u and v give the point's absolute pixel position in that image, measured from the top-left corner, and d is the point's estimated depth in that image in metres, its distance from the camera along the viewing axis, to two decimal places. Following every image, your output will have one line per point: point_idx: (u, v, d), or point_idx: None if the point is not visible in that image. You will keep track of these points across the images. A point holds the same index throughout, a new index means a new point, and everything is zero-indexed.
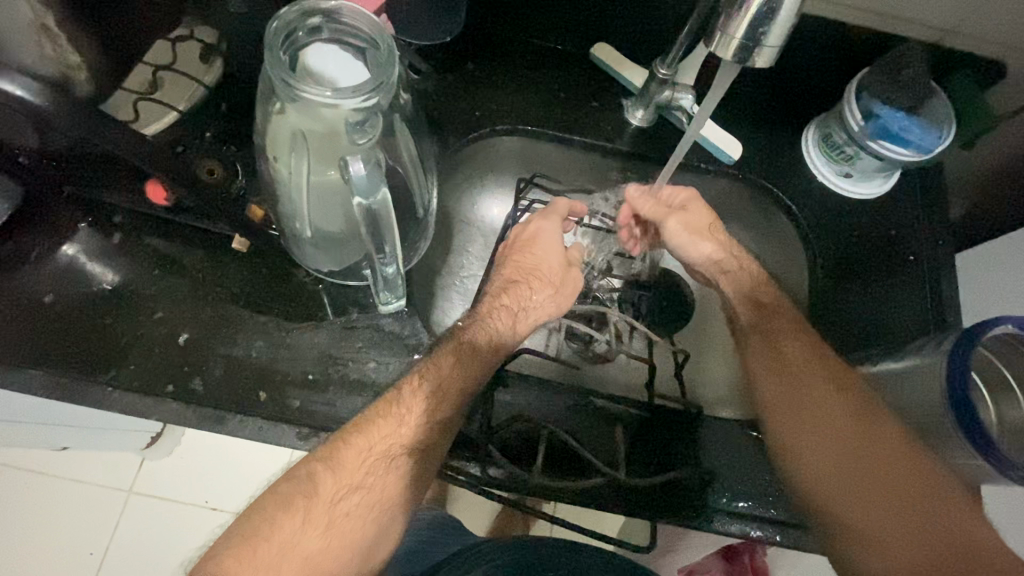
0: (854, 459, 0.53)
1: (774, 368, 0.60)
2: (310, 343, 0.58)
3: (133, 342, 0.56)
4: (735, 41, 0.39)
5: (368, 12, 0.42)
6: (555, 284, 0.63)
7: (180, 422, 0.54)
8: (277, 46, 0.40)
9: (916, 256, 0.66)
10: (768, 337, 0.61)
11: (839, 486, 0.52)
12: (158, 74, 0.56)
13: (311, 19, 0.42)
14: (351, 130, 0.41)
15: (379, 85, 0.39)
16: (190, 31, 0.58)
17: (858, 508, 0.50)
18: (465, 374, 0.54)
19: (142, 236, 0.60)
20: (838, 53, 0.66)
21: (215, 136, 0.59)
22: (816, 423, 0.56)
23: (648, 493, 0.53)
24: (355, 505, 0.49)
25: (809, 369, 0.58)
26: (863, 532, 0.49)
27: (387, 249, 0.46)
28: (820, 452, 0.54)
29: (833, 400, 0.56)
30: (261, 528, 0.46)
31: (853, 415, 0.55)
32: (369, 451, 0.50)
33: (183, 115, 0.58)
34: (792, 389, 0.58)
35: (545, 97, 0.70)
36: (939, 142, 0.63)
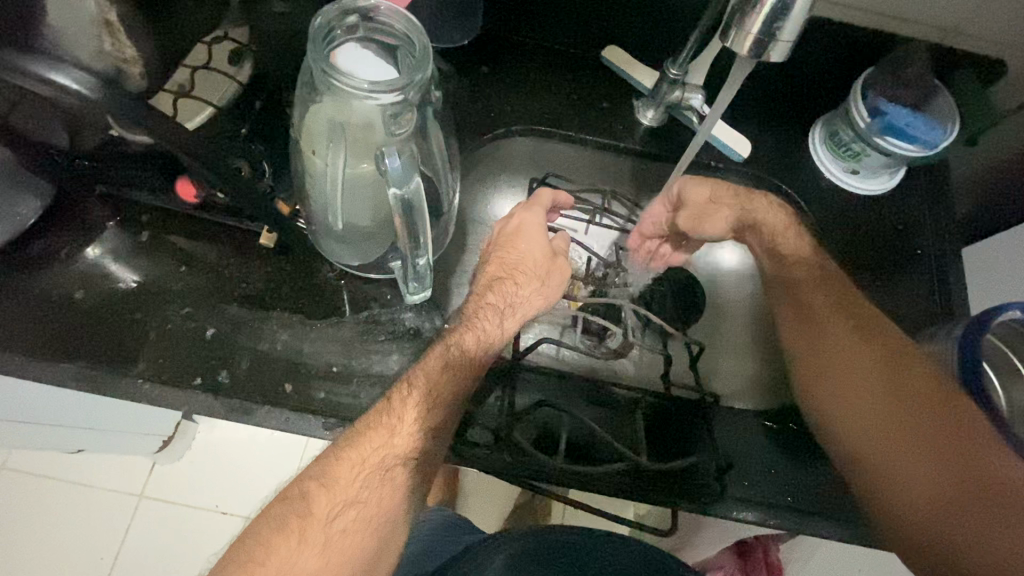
0: (880, 399, 0.56)
1: (800, 321, 0.64)
2: (334, 337, 0.59)
3: (162, 336, 0.57)
4: (750, 36, 0.41)
5: (402, 11, 0.44)
6: (540, 275, 0.63)
7: (207, 414, 0.56)
8: (320, 42, 0.42)
9: (924, 248, 0.68)
10: (794, 295, 0.65)
11: (865, 424, 0.56)
12: (196, 75, 0.59)
13: (349, 17, 0.44)
14: (388, 122, 0.43)
15: (413, 80, 0.41)
16: (225, 32, 0.61)
17: (882, 444, 0.54)
18: (456, 378, 0.54)
19: (168, 235, 0.62)
20: (847, 51, 0.68)
21: (248, 133, 0.60)
22: (842, 367, 0.60)
23: (668, 478, 0.54)
24: (352, 521, 0.50)
25: (833, 319, 0.62)
26: (887, 464, 0.53)
27: (421, 241, 0.47)
28: (846, 395, 0.58)
29: (859, 346, 0.60)
30: (256, 554, 0.47)
31: (877, 359, 0.58)
32: (362, 462, 0.50)
33: (220, 110, 0.59)
34: (818, 338, 0.62)
35: (560, 98, 0.72)
36: (946, 136, 0.64)
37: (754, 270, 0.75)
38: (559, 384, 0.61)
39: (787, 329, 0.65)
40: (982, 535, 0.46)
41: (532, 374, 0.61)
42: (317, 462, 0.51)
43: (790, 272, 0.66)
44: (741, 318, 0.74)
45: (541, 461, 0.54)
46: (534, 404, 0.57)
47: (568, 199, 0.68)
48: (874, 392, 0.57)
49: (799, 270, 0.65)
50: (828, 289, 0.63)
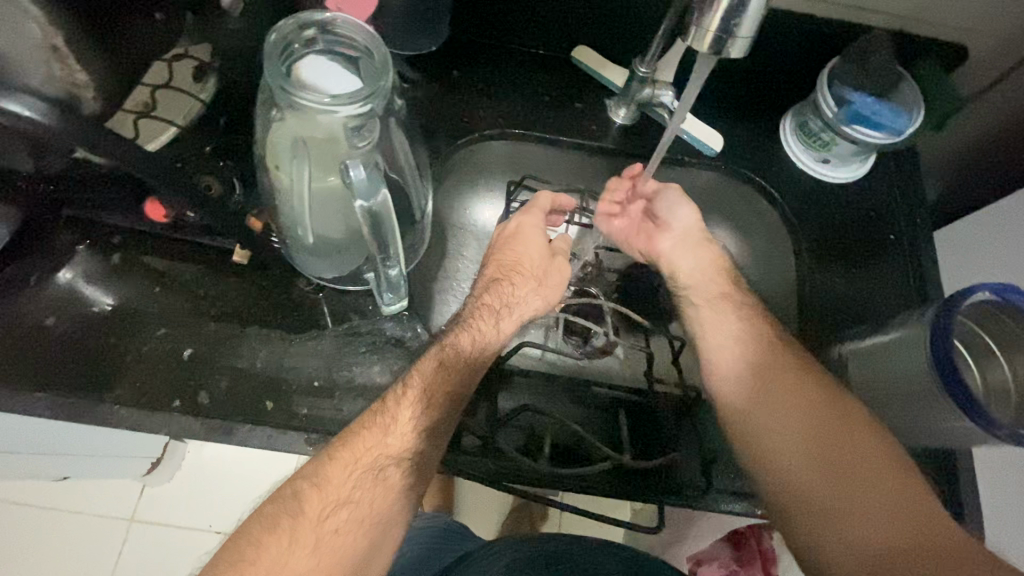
0: (816, 440, 0.54)
1: (748, 344, 0.60)
2: (314, 351, 0.59)
3: (138, 359, 0.56)
4: (709, 34, 0.42)
5: (361, 23, 0.44)
6: (538, 276, 0.63)
7: (189, 435, 0.55)
8: (277, 58, 0.42)
9: (896, 236, 0.68)
10: (750, 319, 0.62)
11: (804, 466, 0.53)
12: (156, 94, 0.58)
13: (307, 31, 0.44)
14: (350, 134, 0.43)
15: (375, 92, 0.41)
16: (186, 50, 0.59)
17: (822, 486, 0.51)
18: (449, 380, 0.54)
19: (141, 256, 0.61)
20: (812, 43, 0.68)
21: (214, 150, 0.60)
22: (780, 404, 0.56)
23: (654, 474, 0.55)
24: (344, 521, 0.49)
25: (783, 348, 0.59)
26: (825, 507, 0.50)
27: (391, 252, 0.47)
28: (784, 432, 0.55)
29: (809, 381, 0.56)
30: (247, 553, 0.46)
31: (818, 395, 0.55)
32: (355, 462, 0.50)
33: (183, 129, 0.58)
34: (762, 370, 0.58)
35: (531, 101, 0.72)
36: (910, 123, 0.65)
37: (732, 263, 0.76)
38: (544, 387, 0.61)
39: (731, 352, 0.60)
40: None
41: (519, 377, 0.61)
42: (311, 463, 0.51)
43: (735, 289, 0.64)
44: None
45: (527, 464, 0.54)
46: (517, 407, 0.57)
47: (569, 201, 0.67)
48: (810, 433, 0.54)
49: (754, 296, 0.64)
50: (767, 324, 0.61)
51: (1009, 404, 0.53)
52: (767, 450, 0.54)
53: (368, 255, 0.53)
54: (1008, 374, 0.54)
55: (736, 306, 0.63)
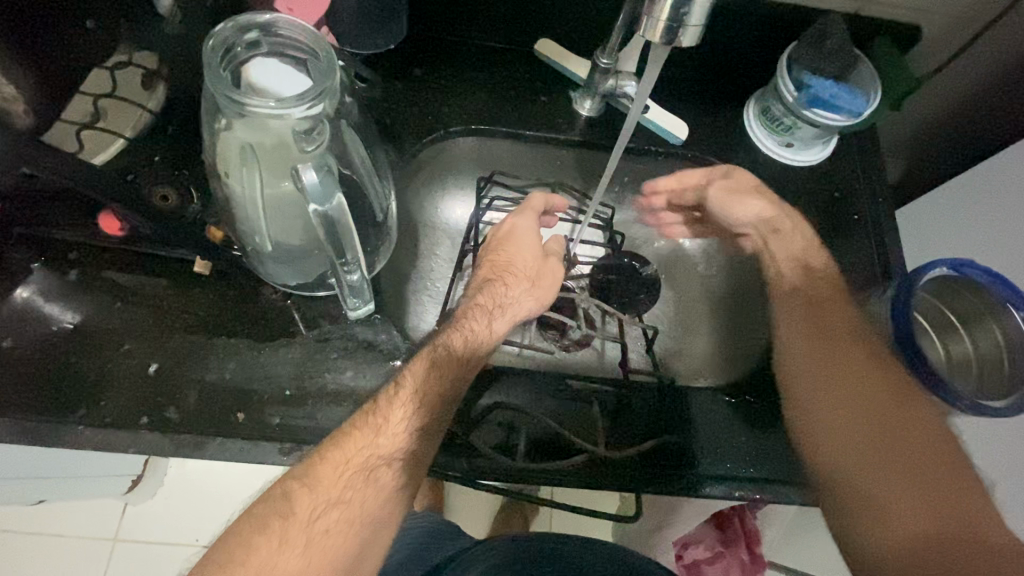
0: (877, 432, 0.56)
1: (815, 340, 0.62)
2: (285, 359, 0.58)
3: (102, 377, 0.55)
4: (660, 23, 0.41)
5: (304, 23, 0.43)
6: (530, 276, 0.63)
7: (159, 453, 0.54)
8: (217, 63, 0.41)
9: (860, 216, 0.70)
10: (815, 308, 0.64)
11: (853, 451, 0.56)
12: (99, 103, 0.56)
13: (248, 35, 0.42)
14: (299, 138, 0.42)
15: (323, 92, 0.40)
16: (130, 57, 0.57)
17: (878, 477, 0.54)
18: (442, 379, 0.53)
19: (100, 270, 0.59)
20: (770, 28, 0.69)
21: (164, 159, 0.59)
22: (851, 395, 0.58)
23: (632, 465, 0.55)
24: (334, 522, 0.47)
25: (849, 344, 0.60)
26: (867, 494, 0.53)
27: (348, 256, 0.46)
28: (848, 422, 0.57)
29: (875, 376, 0.58)
30: (235, 555, 0.44)
31: (890, 388, 0.56)
32: (345, 462, 0.48)
33: (131, 141, 0.58)
34: (831, 365, 0.60)
35: (495, 97, 0.71)
36: (869, 104, 0.66)
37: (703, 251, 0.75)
38: (523, 383, 0.60)
39: (798, 349, 0.63)
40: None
41: (499, 378, 0.60)
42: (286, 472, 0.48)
43: (811, 266, 0.66)
44: (694, 297, 0.74)
45: (505, 462, 0.54)
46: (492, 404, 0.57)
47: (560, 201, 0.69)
48: (871, 427, 0.56)
49: (828, 286, 0.65)
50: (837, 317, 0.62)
51: (971, 375, 0.54)
52: (823, 433, 0.57)
53: (330, 260, 0.52)
54: (969, 347, 0.55)
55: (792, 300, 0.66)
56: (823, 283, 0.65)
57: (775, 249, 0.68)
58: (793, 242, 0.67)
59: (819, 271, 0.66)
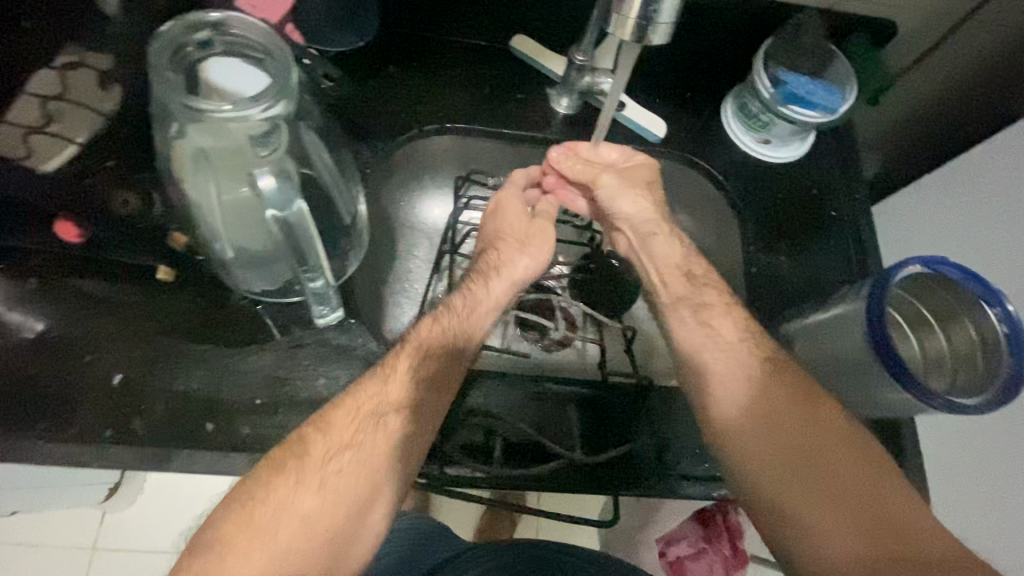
0: (797, 448, 0.49)
1: (715, 353, 0.55)
2: (255, 366, 0.56)
3: (66, 390, 0.53)
4: (629, 20, 0.40)
5: (258, 21, 0.41)
6: (521, 239, 0.63)
7: (125, 467, 0.52)
8: (166, 63, 0.39)
9: (837, 213, 0.70)
10: (700, 316, 0.58)
11: (778, 471, 0.48)
12: (50, 105, 0.55)
13: (199, 33, 0.41)
14: (255, 143, 0.41)
15: (280, 92, 0.39)
16: (81, 57, 0.56)
17: (810, 505, 0.46)
18: (443, 335, 0.55)
19: (63, 279, 0.56)
20: (749, 23, 0.69)
21: (118, 165, 0.58)
22: (763, 412, 0.51)
23: (609, 469, 0.55)
24: (347, 463, 0.47)
25: (750, 355, 0.54)
26: (809, 522, 0.46)
27: (312, 262, 0.45)
28: (759, 436, 0.50)
29: (781, 388, 0.52)
30: (256, 492, 0.45)
31: (795, 398, 0.51)
32: (356, 410, 0.49)
33: (85, 147, 0.57)
34: (741, 377, 0.53)
35: (470, 94, 0.70)
36: (844, 101, 0.66)
37: None
38: (504, 388, 0.59)
39: (708, 360, 0.55)
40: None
41: (484, 378, 0.59)
42: (245, 484, 0.46)
43: (692, 274, 0.61)
44: None
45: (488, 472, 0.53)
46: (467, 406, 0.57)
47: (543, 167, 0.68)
48: (790, 442, 0.49)
49: (710, 292, 0.59)
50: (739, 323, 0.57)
51: (945, 372, 0.55)
52: (744, 456, 0.50)
53: (292, 269, 0.50)
54: (943, 344, 0.55)
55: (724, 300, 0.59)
56: (707, 291, 0.59)
57: (655, 254, 0.62)
58: (671, 250, 0.62)
59: (701, 278, 0.61)
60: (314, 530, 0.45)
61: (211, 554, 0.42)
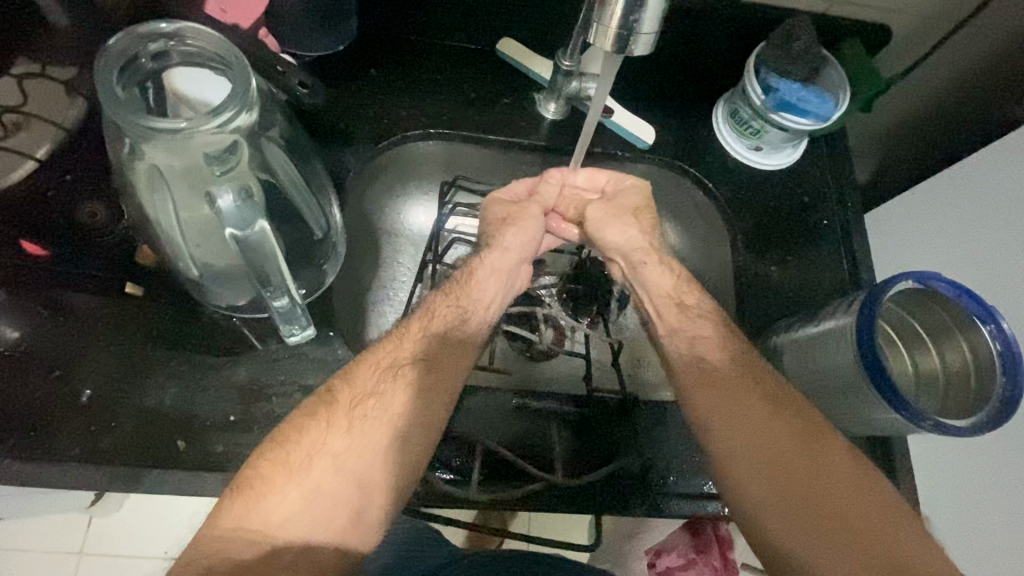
0: (797, 484, 0.47)
1: (706, 381, 0.54)
2: (228, 381, 0.55)
3: (33, 406, 0.51)
4: (610, 31, 0.39)
5: (214, 32, 0.39)
6: (507, 215, 0.62)
7: (93, 486, 0.51)
8: (117, 76, 0.37)
9: (829, 221, 0.68)
10: (695, 340, 0.57)
11: (779, 508, 0.47)
12: (7, 117, 0.54)
13: (153, 43, 0.38)
14: (211, 160, 0.39)
15: (238, 109, 0.37)
16: (42, 67, 0.55)
17: (816, 547, 0.44)
18: (451, 298, 0.56)
19: (31, 290, 0.54)
20: (740, 30, 0.67)
21: (78, 177, 0.57)
22: (767, 454, 0.49)
23: (592, 490, 0.54)
24: (373, 409, 0.47)
25: (743, 382, 0.53)
26: (815, 564, 0.44)
27: (276, 281, 0.44)
28: (758, 471, 0.49)
29: (776, 419, 0.51)
30: (289, 436, 0.45)
31: (791, 430, 0.50)
32: (377, 364, 0.50)
33: (44, 162, 0.56)
34: (735, 405, 0.52)
35: (454, 99, 0.68)
36: (836, 109, 0.64)
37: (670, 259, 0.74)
38: (495, 402, 0.58)
39: (697, 384, 0.54)
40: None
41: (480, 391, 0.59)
42: None
43: (683, 303, 0.59)
44: None
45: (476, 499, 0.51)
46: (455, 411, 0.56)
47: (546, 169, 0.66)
48: (790, 476, 0.48)
49: (705, 322, 0.58)
50: (730, 346, 0.56)
51: (936, 389, 0.54)
52: (744, 492, 0.48)
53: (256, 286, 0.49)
54: (935, 361, 0.54)
55: (714, 321, 0.58)
56: (701, 323, 0.58)
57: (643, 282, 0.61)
58: (664, 277, 0.61)
59: (693, 309, 0.59)
60: (346, 470, 0.45)
61: (248, 493, 0.42)
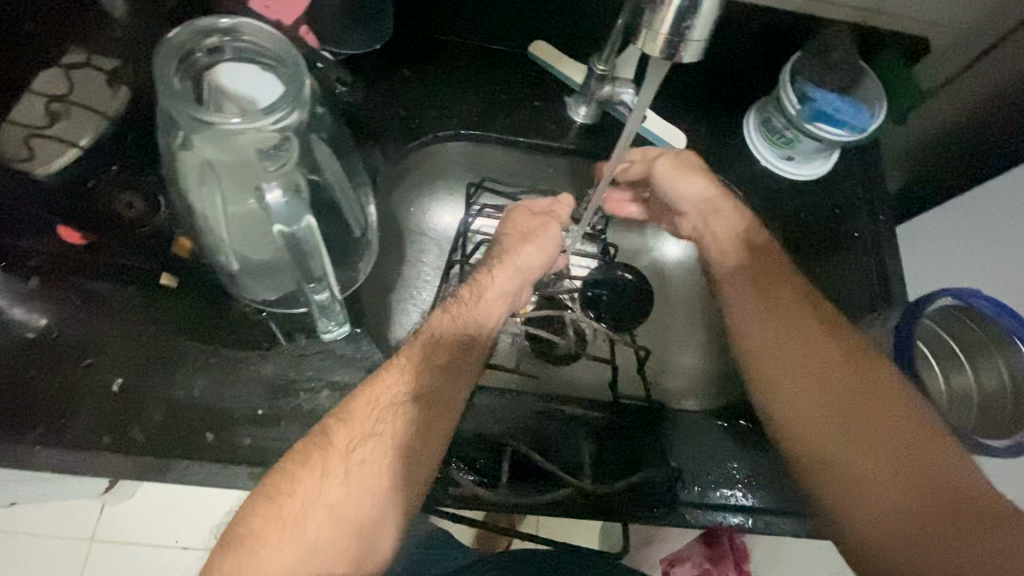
0: (843, 403, 0.52)
1: (763, 311, 0.58)
2: (256, 376, 0.55)
3: (62, 393, 0.52)
4: (660, 37, 0.38)
5: (272, 29, 0.40)
6: (523, 231, 0.61)
7: (121, 475, 0.51)
8: (175, 71, 0.38)
9: (860, 233, 0.68)
10: (756, 282, 0.60)
11: (823, 423, 0.52)
12: (52, 105, 0.53)
13: (208, 39, 0.39)
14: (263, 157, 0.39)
15: (293, 105, 0.37)
16: (87, 56, 0.55)
17: (854, 455, 0.50)
18: (454, 322, 0.55)
19: (63, 277, 0.55)
20: (778, 38, 0.67)
21: (123, 167, 0.58)
22: (811, 371, 0.54)
23: (620, 495, 0.53)
24: (370, 453, 0.48)
25: (798, 314, 0.57)
26: (852, 471, 0.49)
27: (319, 276, 0.44)
28: (805, 391, 0.54)
29: (826, 345, 0.55)
30: (283, 487, 0.45)
31: (843, 357, 0.54)
32: (375, 401, 0.50)
33: (86, 149, 0.56)
34: (785, 332, 0.57)
35: (484, 99, 0.68)
36: (872, 120, 0.64)
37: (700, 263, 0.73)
38: (514, 407, 0.58)
39: (749, 316, 0.59)
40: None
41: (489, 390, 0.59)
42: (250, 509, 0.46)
43: (751, 243, 0.61)
44: (691, 311, 0.72)
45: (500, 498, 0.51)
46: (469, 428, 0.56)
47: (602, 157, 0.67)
48: (837, 396, 0.53)
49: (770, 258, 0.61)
50: (789, 287, 0.59)
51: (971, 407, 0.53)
52: (790, 412, 0.54)
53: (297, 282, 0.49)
54: (971, 380, 0.55)
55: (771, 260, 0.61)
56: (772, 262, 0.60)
57: (714, 233, 0.63)
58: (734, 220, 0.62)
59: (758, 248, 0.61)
60: (343, 521, 0.46)
61: (241, 549, 0.43)
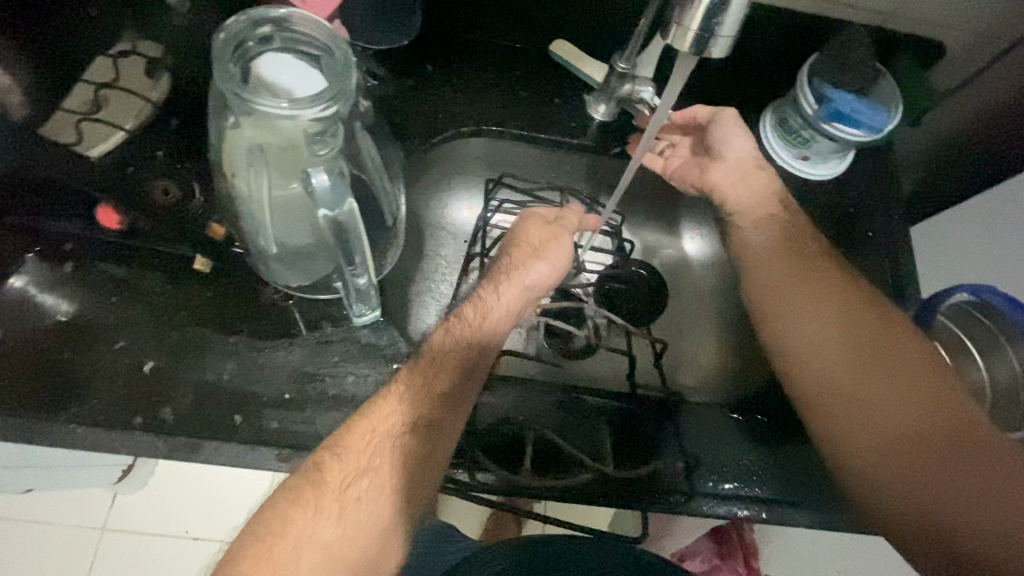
0: (857, 339, 0.55)
1: (787, 257, 0.61)
2: (283, 361, 0.56)
3: (95, 374, 0.53)
4: (691, 32, 0.39)
5: (321, 22, 0.42)
6: (534, 249, 0.61)
7: (151, 456, 0.52)
8: (228, 57, 0.40)
9: (874, 232, 0.68)
10: (782, 234, 0.63)
11: (832, 357, 0.56)
12: (101, 93, 0.59)
13: (260, 28, 0.42)
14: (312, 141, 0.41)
15: (336, 95, 0.40)
16: (132, 48, 0.60)
17: (857, 387, 0.54)
18: (456, 348, 0.55)
19: (96, 261, 0.57)
20: (797, 40, 0.68)
21: (168, 154, 0.60)
22: (826, 310, 0.58)
23: (638, 482, 0.54)
24: (366, 489, 0.48)
25: (820, 262, 0.60)
26: (854, 401, 0.53)
27: (357, 259, 0.46)
28: (819, 330, 0.57)
29: (843, 289, 0.58)
30: (276, 525, 0.45)
31: (859, 301, 0.57)
32: (372, 431, 0.49)
33: (131, 134, 0.60)
34: (806, 276, 0.60)
35: (506, 95, 0.69)
36: (889, 120, 0.65)
37: (715, 260, 0.74)
38: (534, 397, 0.59)
39: (770, 263, 0.62)
40: (971, 496, 0.46)
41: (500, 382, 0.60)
42: (281, 490, 0.47)
43: (786, 203, 0.64)
44: (705, 307, 0.73)
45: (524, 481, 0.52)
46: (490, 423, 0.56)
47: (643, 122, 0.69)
48: (850, 333, 0.56)
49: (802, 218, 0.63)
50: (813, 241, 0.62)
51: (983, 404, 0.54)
52: (801, 347, 0.57)
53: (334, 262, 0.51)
54: (985, 374, 0.56)
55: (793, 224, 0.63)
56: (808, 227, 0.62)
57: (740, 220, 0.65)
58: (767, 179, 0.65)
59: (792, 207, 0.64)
60: (336, 563, 0.45)
61: None
